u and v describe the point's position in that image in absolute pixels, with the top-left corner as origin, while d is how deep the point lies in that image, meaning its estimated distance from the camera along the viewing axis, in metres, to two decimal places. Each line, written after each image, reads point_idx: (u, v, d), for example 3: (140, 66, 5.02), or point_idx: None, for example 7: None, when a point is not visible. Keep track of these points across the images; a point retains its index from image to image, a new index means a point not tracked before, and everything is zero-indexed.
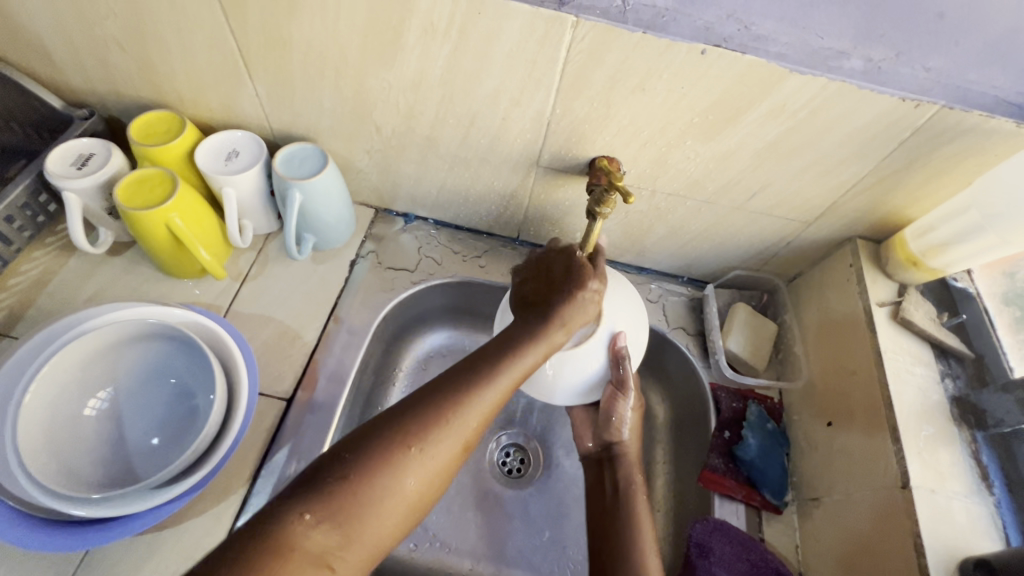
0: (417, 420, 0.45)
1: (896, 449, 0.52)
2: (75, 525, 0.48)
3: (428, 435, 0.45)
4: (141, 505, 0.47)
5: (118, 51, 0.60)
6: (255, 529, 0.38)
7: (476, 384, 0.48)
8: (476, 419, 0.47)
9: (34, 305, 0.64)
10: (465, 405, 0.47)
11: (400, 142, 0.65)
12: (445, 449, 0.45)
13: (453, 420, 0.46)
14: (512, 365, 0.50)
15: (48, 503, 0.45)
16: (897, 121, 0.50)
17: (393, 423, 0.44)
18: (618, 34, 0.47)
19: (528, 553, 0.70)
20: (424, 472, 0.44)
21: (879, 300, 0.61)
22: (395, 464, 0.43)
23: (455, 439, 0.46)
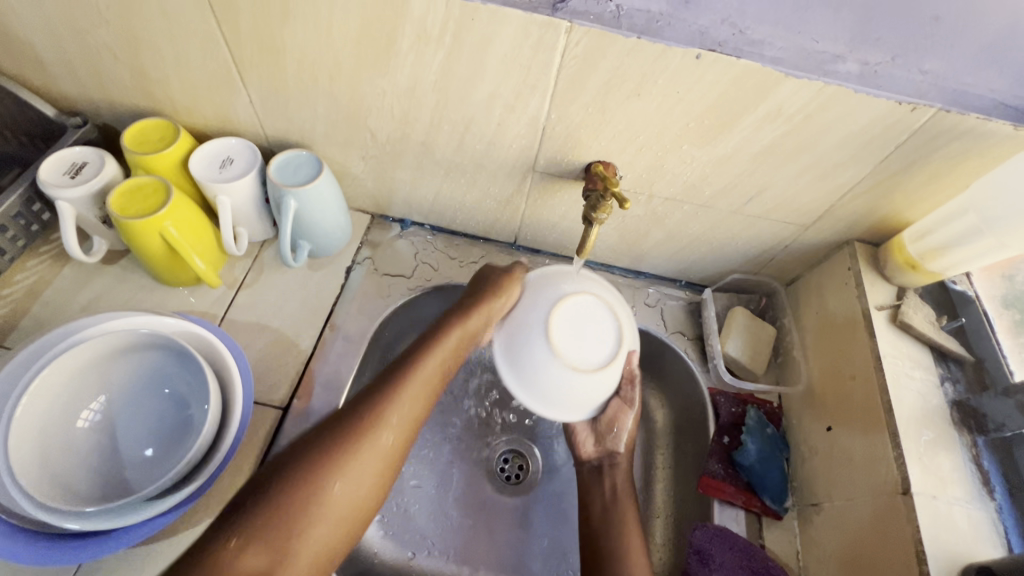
0: (335, 447, 0.49)
1: (896, 455, 0.52)
2: (68, 539, 0.48)
3: (341, 459, 0.49)
4: (136, 518, 0.47)
5: (111, 59, 0.59)
6: (193, 555, 0.42)
7: (387, 403, 0.53)
8: (391, 434, 0.52)
9: (28, 314, 0.64)
10: (378, 418, 0.52)
11: (395, 148, 0.65)
12: (365, 466, 0.50)
13: (364, 442, 0.50)
14: (420, 371, 0.56)
15: (40, 517, 0.44)
16: (894, 124, 0.50)
17: (311, 453, 0.49)
18: (612, 39, 0.47)
19: (527, 560, 0.70)
20: (349, 491, 0.48)
21: (878, 303, 0.60)
22: (319, 482, 0.48)
23: (376, 458, 0.51)
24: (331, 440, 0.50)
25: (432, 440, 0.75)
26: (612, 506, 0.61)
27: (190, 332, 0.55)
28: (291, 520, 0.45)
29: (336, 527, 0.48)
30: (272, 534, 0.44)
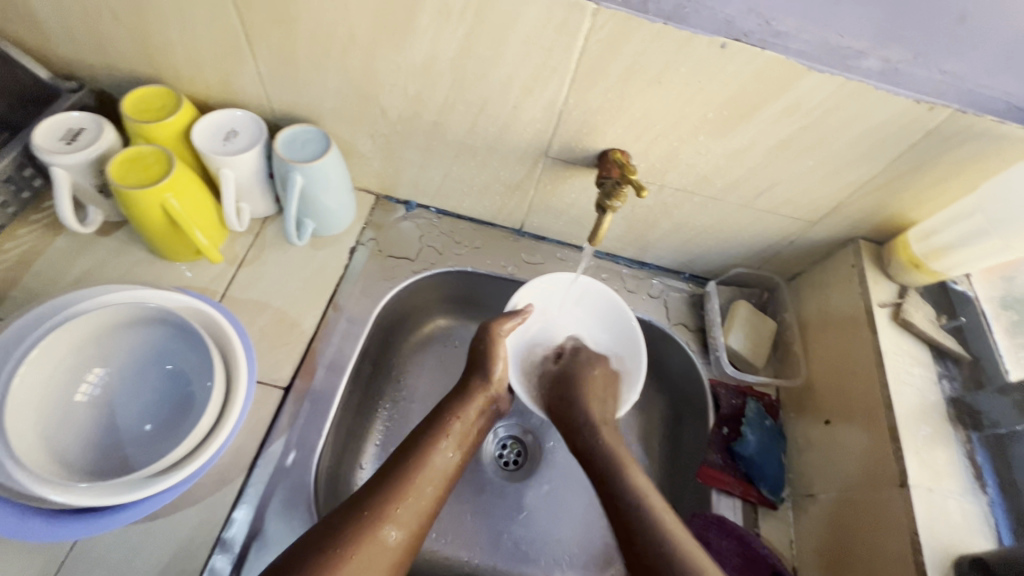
0: (401, 470, 0.54)
1: (896, 449, 0.53)
2: (67, 515, 0.47)
3: (406, 488, 0.53)
4: (138, 494, 0.46)
5: (112, 21, 0.57)
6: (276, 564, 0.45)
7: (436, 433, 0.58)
8: (442, 461, 0.56)
9: (19, 285, 0.61)
10: (430, 459, 0.56)
11: (405, 127, 0.64)
12: (431, 490, 0.54)
13: (424, 470, 0.55)
14: (463, 415, 0.61)
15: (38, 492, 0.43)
16: (911, 122, 0.50)
17: (374, 487, 0.52)
18: (638, 25, 0.46)
19: (524, 545, 0.70)
20: (417, 512, 0.52)
21: (880, 301, 0.61)
22: (381, 516, 0.50)
23: (430, 481, 0.55)
24: (399, 469, 0.54)
25: None
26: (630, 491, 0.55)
27: (196, 310, 0.54)
28: (367, 550, 0.47)
29: (407, 545, 0.51)
30: (361, 558, 0.47)
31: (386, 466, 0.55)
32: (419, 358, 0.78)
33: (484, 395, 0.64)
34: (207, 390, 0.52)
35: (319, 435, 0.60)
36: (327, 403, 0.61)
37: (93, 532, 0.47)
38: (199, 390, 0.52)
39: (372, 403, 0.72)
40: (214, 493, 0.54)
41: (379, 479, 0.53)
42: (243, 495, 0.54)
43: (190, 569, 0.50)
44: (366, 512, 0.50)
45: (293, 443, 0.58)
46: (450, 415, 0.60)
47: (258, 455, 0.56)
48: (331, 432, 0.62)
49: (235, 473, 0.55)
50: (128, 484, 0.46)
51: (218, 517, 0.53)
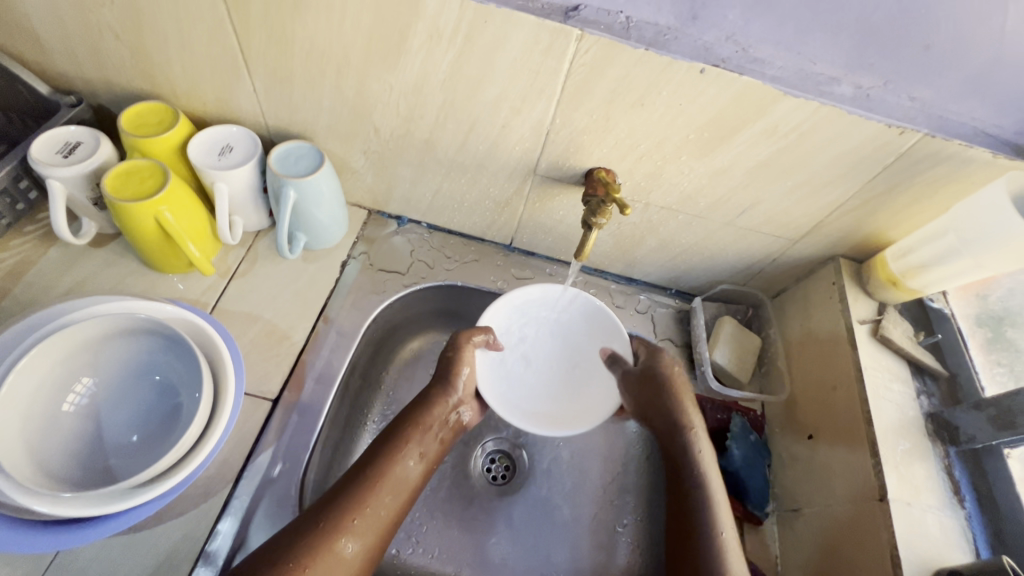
0: (361, 480, 0.54)
1: (875, 463, 0.54)
2: (50, 527, 0.47)
3: (365, 500, 0.53)
4: (123, 505, 0.46)
5: (113, 39, 0.59)
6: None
7: (399, 444, 0.58)
8: (402, 471, 0.57)
9: (10, 295, 0.62)
10: (392, 469, 0.56)
11: (398, 144, 0.65)
12: (392, 501, 0.55)
13: (385, 480, 0.55)
14: (428, 423, 0.60)
15: (21, 503, 0.43)
16: (883, 146, 0.52)
17: (335, 497, 0.53)
18: (621, 50, 0.48)
19: (511, 561, 0.70)
20: (375, 525, 0.53)
21: (860, 317, 0.63)
22: (338, 531, 0.50)
23: (391, 491, 0.55)
24: (359, 479, 0.54)
25: None
26: (699, 476, 0.59)
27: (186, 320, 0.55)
28: (323, 562, 0.48)
29: (365, 555, 0.52)
30: (316, 571, 0.48)
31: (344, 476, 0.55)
32: (408, 373, 0.78)
33: (445, 405, 0.62)
34: (196, 402, 0.52)
35: (306, 448, 0.59)
36: (315, 416, 0.62)
37: (76, 543, 0.47)
38: (187, 402, 0.53)
39: (359, 417, 0.72)
40: (199, 505, 0.54)
41: (337, 490, 0.54)
42: (228, 507, 0.54)
43: None
44: (325, 524, 0.50)
45: (280, 455, 0.58)
46: (412, 423, 0.60)
47: (245, 467, 0.57)
48: (319, 444, 0.62)
49: (221, 484, 0.55)
50: (113, 495, 0.46)
51: (203, 529, 0.53)
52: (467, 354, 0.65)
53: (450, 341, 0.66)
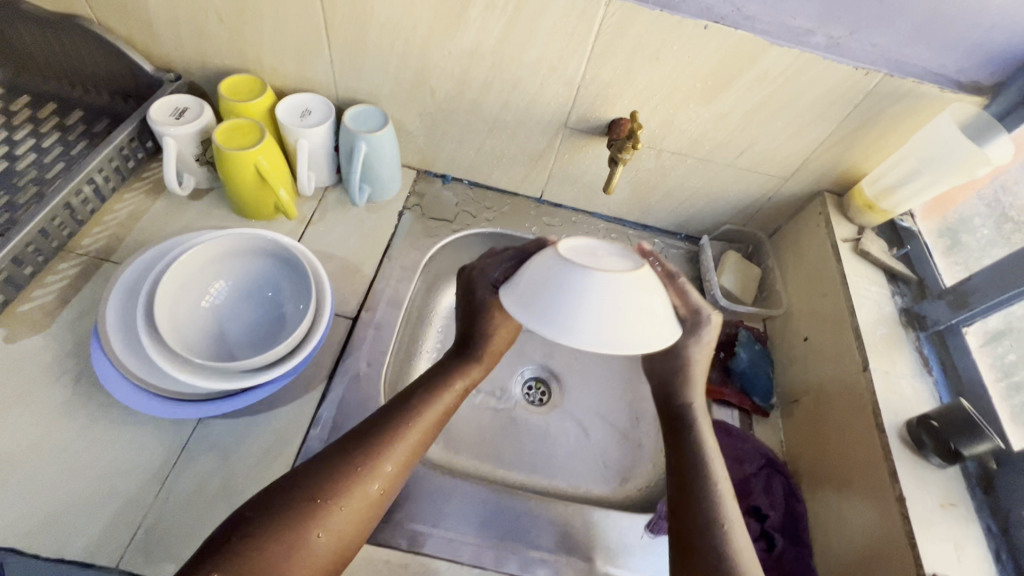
0: (364, 457, 0.54)
1: (859, 344, 0.65)
2: (189, 401, 0.58)
3: (392, 444, 0.56)
4: (250, 381, 0.57)
5: (216, 21, 0.72)
6: (270, 511, 0.49)
7: (404, 425, 0.57)
8: (405, 453, 0.56)
9: (127, 237, 0.73)
10: (420, 414, 0.59)
11: (450, 106, 0.77)
12: (418, 444, 0.58)
13: (414, 423, 0.58)
14: (455, 380, 0.64)
15: (174, 375, 0.54)
16: (852, 86, 0.65)
17: (336, 468, 0.53)
18: (640, 12, 0.61)
19: (553, 464, 0.81)
20: (399, 467, 0.56)
21: (842, 237, 0.75)
22: (364, 473, 0.53)
23: (418, 435, 0.58)
24: (360, 457, 0.54)
25: None
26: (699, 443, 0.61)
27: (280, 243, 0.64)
28: (350, 502, 0.52)
29: (355, 531, 0.51)
30: (346, 507, 0.51)
31: (344, 448, 0.54)
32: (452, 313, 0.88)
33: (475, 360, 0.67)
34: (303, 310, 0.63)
35: (383, 354, 0.71)
36: (388, 331, 0.73)
37: (204, 414, 0.58)
38: (295, 312, 0.64)
39: (411, 347, 0.80)
40: (302, 395, 0.65)
41: (337, 463, 0.53)
42: (325, 398, 0.65)
43: (288, 451, 0.61)
44: (323, 500, 0.50)
45: (362, 360, 0.70)
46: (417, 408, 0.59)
47: (335, 368, 0.68)
48: (393, 356, 0.74)
49: (318, 380, 0.66)
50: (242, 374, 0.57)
51: (307, 413, 0.64)
52: (498, 335, 0.68)
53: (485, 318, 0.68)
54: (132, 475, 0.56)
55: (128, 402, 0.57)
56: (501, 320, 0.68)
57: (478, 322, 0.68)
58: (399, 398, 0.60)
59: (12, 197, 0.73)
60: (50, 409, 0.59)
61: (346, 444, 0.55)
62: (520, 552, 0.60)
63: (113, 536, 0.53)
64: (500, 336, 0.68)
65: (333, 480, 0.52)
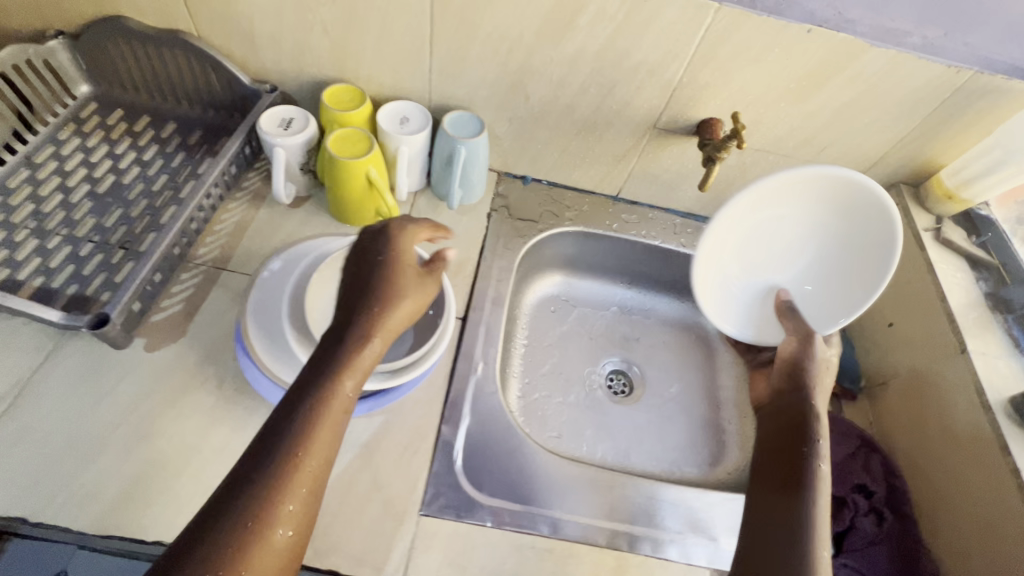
0: (255, 505, 0.42)
1: (953, 327, 0.69)
2: None
3: (299, 446, 0.45)
4: (379, 385, 0.60)
5: (321, 33, 0.74)
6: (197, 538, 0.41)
7: (306, 446, 0.46)
8: (308, 483, 0.45)
9: (239, 245, 0.75)
10: (326, 400, 0.48)
11: (542, 110, 0.80)
12: (330, 437, 0.47)
13: (325, 410, 0.48)
14: (353, 358, 0.51)
15: None
16: (942, 83, 0.68)
17: (259, 479, 0.43)
18: (748, 17, 0.64)
19: (645, 451, 0.85)
20: (313, 474, 0.45)
21: (923, 226, 0.79)
22: (281, 485, 0.44)
23: (329, 426, 0.47)
24: (256, 504, 0.42)
25: (559, 355, 0.92)
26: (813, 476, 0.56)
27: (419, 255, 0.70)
28: (263, 522, 0.42)
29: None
30: (262, 535, 0.42)
31: (233, 504, 0.42)
32: (536, 309, 0.95)
33: (359, 326, 0.53)
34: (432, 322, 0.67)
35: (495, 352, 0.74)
36: (495, 329, 0.76)
37: (349, 413, 0.61)
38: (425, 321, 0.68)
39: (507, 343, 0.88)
40: (429, 393, 0.68)
41: (227, 518, 0.42)
42: (450, 395, 0.68)
43: (425, 446, 0.64)
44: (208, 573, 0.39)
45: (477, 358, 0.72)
46: (314, 421, 0.47)
47: (454, 366, 0.71)
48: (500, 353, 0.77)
49: (440, 379, 0.69)
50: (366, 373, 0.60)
51: (436, 410, 0.67)
52: (396, 311, 0.55)
53: (371, 297, 0.55)
54: None
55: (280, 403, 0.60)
56: (396, 291, 0.56)
57: (366, 299, 0.55)
58: (286, 419, 0.47)
59: (127, 210, 0.75)
60: (201, 413, 0.61)
61: (228, 497, 0.43)
62: (652, 535, 0.64)
63: None
64: (399, 312, 0.55)
65: (223, 539, 0.40)
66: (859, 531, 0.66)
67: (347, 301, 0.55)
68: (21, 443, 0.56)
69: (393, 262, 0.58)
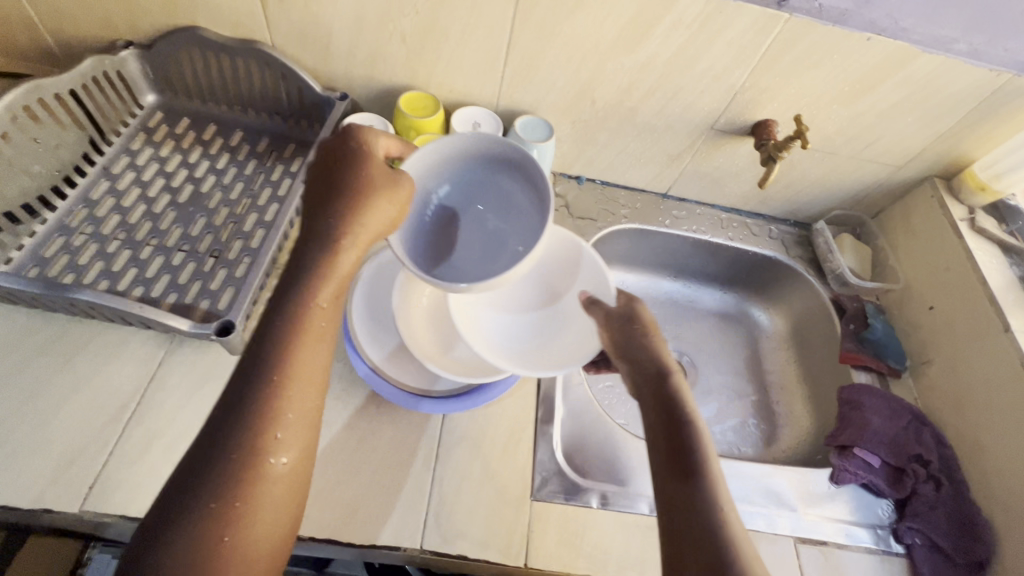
0: (245, 435, 0.43)
1: (996, 308, 0.76)
2: (437, 396, 0.65)
3: (283, 369, 0.45)
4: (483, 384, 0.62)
5: (398, 42, 0.76)
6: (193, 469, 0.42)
7: (285, 372, 0.46)
8: (295, 408, 0.45)
9: None
10: (308, 317, 0.48)
11: (607, 113, 0.84)
12: (312, 355, 0.48)
13: (305, 326, 0.48)
14: (331, 269, 0.50)
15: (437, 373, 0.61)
16: (984, 85, 0.74)
17: (243, 403, 0.44)
18: (814, 26, 0.69)
19: (706, 432, 0.90)
20: (301, 398, 0.46)
21: (959, 216, 0.85)
22: (273, 408, 0.44)
23: (317, 340, 0.48)
24: (243, 436, 0.43)
25: None
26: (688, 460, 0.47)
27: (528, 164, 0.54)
28: (252, 452, 0.43)
29: (285, 505, 0.44)
30: (254, 461, 0.43)
31: (221, 440, 0.43)
32: None
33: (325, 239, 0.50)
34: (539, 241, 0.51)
35: None
36: None
37: (452, 408, 0.65)
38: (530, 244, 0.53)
39: None
40: (523, 386, 0.71)
41: (217, 453, 0.43)
42: (543, 386, 0.72)
43: (527, 437, 0.67)
44: (215, 503, 0.41)
45: None
46: (291, 343, 0.46)
47: None
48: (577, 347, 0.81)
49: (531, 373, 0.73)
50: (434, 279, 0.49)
51: (531, 403, 0.70)
52: (371, 211, 0.50)
53: (342, 199, 0.51)
54: (405, 466, 0.63)
55: (393, 399, 0.64)
56: (370, 185, 0.51)
57: (338, 199, 0.51)
58: (262, 347, 0.46)
59: (209, 218, 0.76)
60: None
61: (216, 435, 0.43)
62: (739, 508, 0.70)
63: (408, 522, 0.59)
64: (372, 212, 0.51)
65: (215, 478, 0.42)
66: (921, 496, 0.72)
67: (312, 209, 0.52)
68: (150, 450, 0.58)
69: (363, 160, 0.53)
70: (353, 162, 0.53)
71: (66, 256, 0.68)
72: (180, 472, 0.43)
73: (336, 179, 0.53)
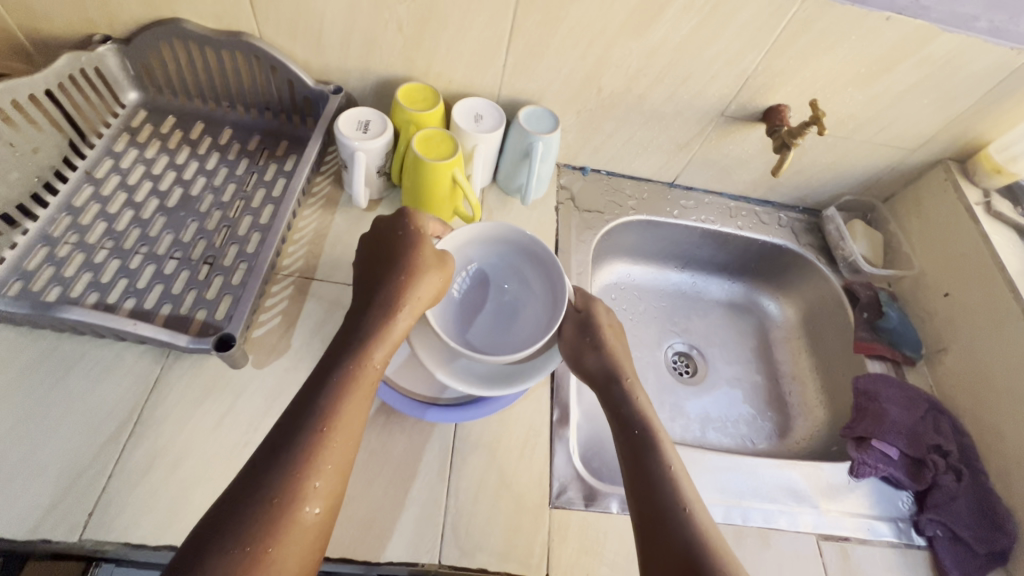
0: (282, 483, 0.43)
1: (1014, 294, 0.74)
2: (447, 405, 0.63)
3: (329, 420, 0.47)
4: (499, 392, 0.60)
5: (394, 31, 0.72)
6: (225, 514, 0.41)
7: (333, 421, 0.47)
8: (333, 460, 0.46)
9: (322, 253, 0.74)
10: (356, 372, 0.51)
11: (613, 101, 0.80)
12: (357, 410, 0.49)
13: (354, 381, 0.50)
14: (385, 333, 0.54)
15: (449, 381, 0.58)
16: (1004, 64, 0.72)
17: (285, 449, 0.45)
18: (832, 6, 0.66)
19: (719, 427, 0.89)
20: (340, 452, 0.46)
21: (975, 200, 0.83)
22: (314, 455, 0.45)
23: (365, 397, 0.50)
24: (282, 483, 0.43)
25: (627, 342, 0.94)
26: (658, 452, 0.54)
27: (547, 260, 0.66)
28: (287, 501, 0.43)
29: (308, 562, 0.43)
30: (287, 513, 0.42)
31: (262, 483, 0.43)
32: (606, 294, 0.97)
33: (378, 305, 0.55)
34: (552, 321, 0.63)
35: None
36: None
37: (465, 417, 0.63)
38: (543, 325, 0.64)
39: None
40: (535, 390, 0.69)
41: (256, 495, 0.42)
42: (556, 388, 0.70)
43: (543, 442, 0.65)
44: (249, 547, 0.40)
45: None
46: (341, 393, 0.49)
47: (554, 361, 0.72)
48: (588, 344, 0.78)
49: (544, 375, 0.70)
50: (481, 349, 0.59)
51: (545, 406, 0.68)
52: (423, 281, 0.57)
53: (396, 271, 0.57)
54: (418, 478, 0.60)
55: (401, 409, 0.62)
56: (422, 262, 0.58)
57: (392, 270, 0.57)
58: (311, 399, 0.48)
59: (201, 223, 0.72)
60: None
61: (258, 477, 0.43)
62: (758, 506, 0.69)
63: (423, 535, 0.57)
64: (423, 283, 0.57)
65: (250, 522, 0.41)
66: (942, 487, 0.71)
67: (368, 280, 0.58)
68: (150, 472, 0.55)
69: (418, 238, 0.60)
70: (406, 239, 0.60)
71: (51, 267, 0.64)
72: (210, 514, 0.42)
73: (389, 253, 0.59)
